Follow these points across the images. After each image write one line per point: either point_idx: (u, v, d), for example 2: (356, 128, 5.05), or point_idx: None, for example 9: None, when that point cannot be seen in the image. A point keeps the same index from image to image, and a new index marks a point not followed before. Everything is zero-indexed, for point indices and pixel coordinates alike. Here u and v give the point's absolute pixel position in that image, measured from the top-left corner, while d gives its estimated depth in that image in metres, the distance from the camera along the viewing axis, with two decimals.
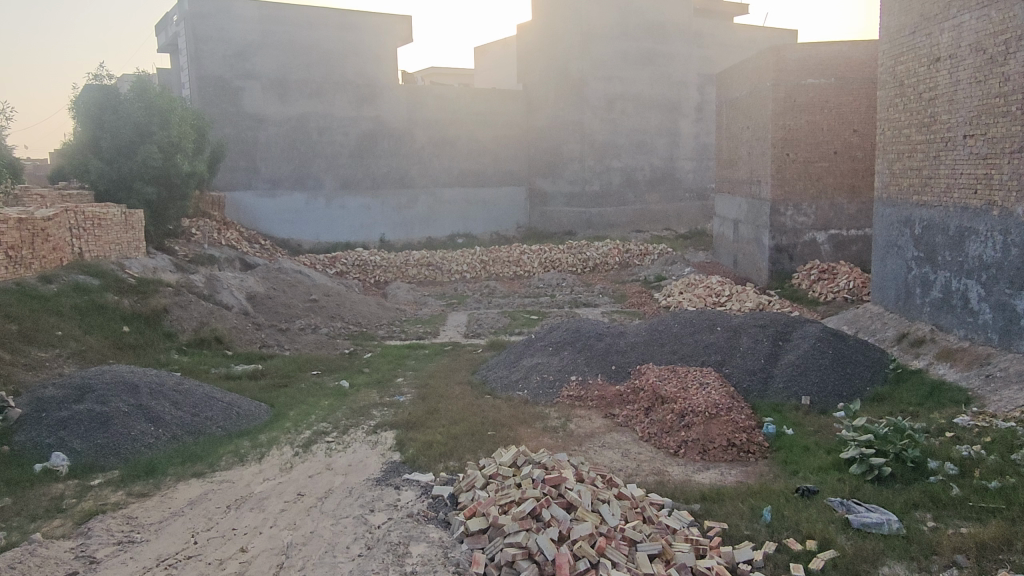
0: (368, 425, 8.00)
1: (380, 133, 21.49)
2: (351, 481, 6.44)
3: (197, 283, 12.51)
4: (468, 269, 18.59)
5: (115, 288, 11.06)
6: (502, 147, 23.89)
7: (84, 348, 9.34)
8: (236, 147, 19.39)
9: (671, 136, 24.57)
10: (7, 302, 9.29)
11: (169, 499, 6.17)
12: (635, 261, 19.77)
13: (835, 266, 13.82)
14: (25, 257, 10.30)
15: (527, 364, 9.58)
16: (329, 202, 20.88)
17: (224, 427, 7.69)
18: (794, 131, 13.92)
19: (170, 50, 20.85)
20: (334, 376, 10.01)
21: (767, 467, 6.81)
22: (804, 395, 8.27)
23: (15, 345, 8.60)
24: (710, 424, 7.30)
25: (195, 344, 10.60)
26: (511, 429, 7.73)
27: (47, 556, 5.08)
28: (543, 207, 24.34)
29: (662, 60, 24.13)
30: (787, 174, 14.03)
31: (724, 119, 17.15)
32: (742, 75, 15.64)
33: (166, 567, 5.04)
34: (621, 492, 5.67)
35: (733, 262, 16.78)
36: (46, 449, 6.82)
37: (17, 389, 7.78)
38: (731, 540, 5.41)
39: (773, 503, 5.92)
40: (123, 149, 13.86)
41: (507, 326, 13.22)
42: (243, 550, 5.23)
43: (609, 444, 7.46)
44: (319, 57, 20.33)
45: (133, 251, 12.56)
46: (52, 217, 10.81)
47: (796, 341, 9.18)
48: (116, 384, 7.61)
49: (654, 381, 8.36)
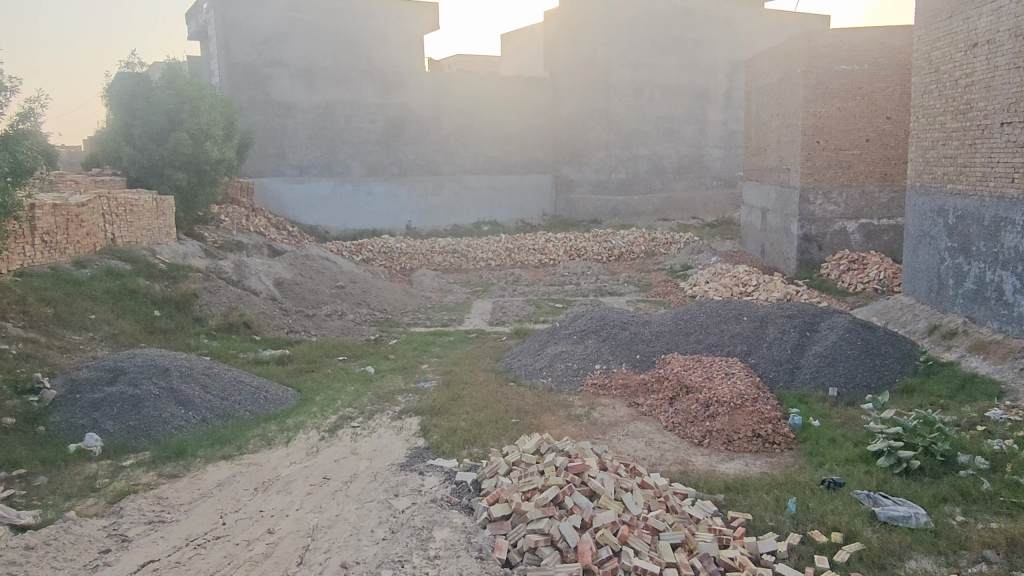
0: (393, 410, 8.06)
1: (406, 120, 21.53)
2: (375, 466, 6.51)
3: (227, 269, 12.67)
4: (493, 257, 18.61)
5: (146, 273, 11.27)
6: (529, 134, 23.88)
7: (117, 331, 9.54)
8: (265, 134, 19.61)
9: (699, 124, 24.21)
10: (43, 286, 9.50)
11: (198, 480, 6.29)
12: (661, 249, 19.60)
13: (865, 256, 13.61)
14: (60, 242, 10.49)
15: (551, 352, 9.58)
16: (356, 188, 20.97)
17: (252, 411, 7.81)
18: (825, 119, 13.69)
19: (199, 37, 21.05)
20: (360, 363, 10.12)
21: (792, 459, 6.76)
22: (832, 386, 8.18)
23: (49, 328, 8.82)
24: (735, 415, 7.26)
25: (224, 329, 10.75)
26: (536, 417, 7.74)
27: (81, 534, 5.22)
28: (568, 194, 24.28)
29: (691, 46, 23.71)
30: (817, 162, 13.81)
31: (754, 109, 16.93)
32: (773, 63, 15.41)
33: (195, 546, 5.14)
34: (644, 481, 5.67)
35: (761, 251, 16.57)
36: (80, 430, 6.98)
37: (52, 371, 7.95)
38: (754, 530, 5.39)
39: (799, 494, 5.87)
40: (154, 137, 14.10)
41: (532, 314, 13.23)
42: (270, 532, 5.32)
43: (633, 433, 7.43)
44: (346, 43, 20.40)
45: (164, 237, 12.77)
46: (86, 203, 11.01)
47: (824, 331, 9.03)
48: (147, 367, 7.75)
49: (679, 371, 8.30)
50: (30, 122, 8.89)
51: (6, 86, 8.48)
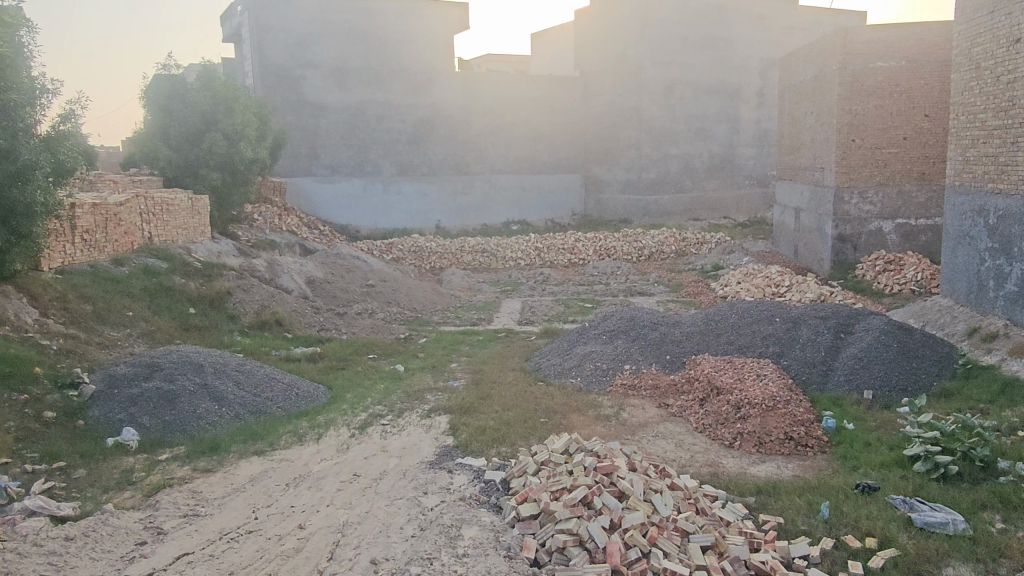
0: (422, 409, 8.09)
1: (436, 120, 21.65)
2: (405, 463, 6.55)
3: (260, 267, 12.86)
4: (522, 256, 18.62)
5: (182, 271, 11.47)
6: (559, 133, 23.83)
7: (153, 328, 9.73)
8: (298, 134, 19.86)
9: (731, 122, 23.95)
10: (83, 283, 9.72)
11: (232, 475, 6.39)
12: (692, 250, 19.42)
13: (902, 256, 13.36)
14: (100, 240, 10.73)
15: (580, 352, 9.54)
16: (386, 187, 21.13)
17: (284, 408, 7.91)
18: (861, 116, 13.45)
19: (233, 40, 21.39)
20: (390, 361, 10.20)
21: (825, 462, 6.66)
22: (866, 389, 8.04)
23: (89, 325, 9.04)
24: (767, 417, 7.17)
25: (256, 327, 10.90)
26: (565, 417, 7.72)
27: (118, 526, 5.34)
28: (598, 194, 24.15)
29: (723, 44, 23.46)
30: (852, 161, 13.56)
31: (787, 107, 16.70)
32: (807, 60, 15.17)
33: (229, 540, 5.22)
34: (674, 482, 5.62)
35: (794, 251, 16.33)
36: (118, 424, 7.13)
37: (91, 366, 8.14)
38: (786, 534, 5.32)
39: (832, 499, 5.78)
40: (189, 137, 14.37)
41: (561, 314, 13.20)
42: (301, 527, 5.38)
43: (663, 434, 7.38)
44: (378, 44, 20.56)
45: (199, 236, 13.00)
46: (124, 202, 11.24)
47: (859, 333, 8.87)
48: (182, 364, 7.88)
49: (709, 372, 8.22)
50: (71, 123, 9.11)
51: (49, 88, 8.70)
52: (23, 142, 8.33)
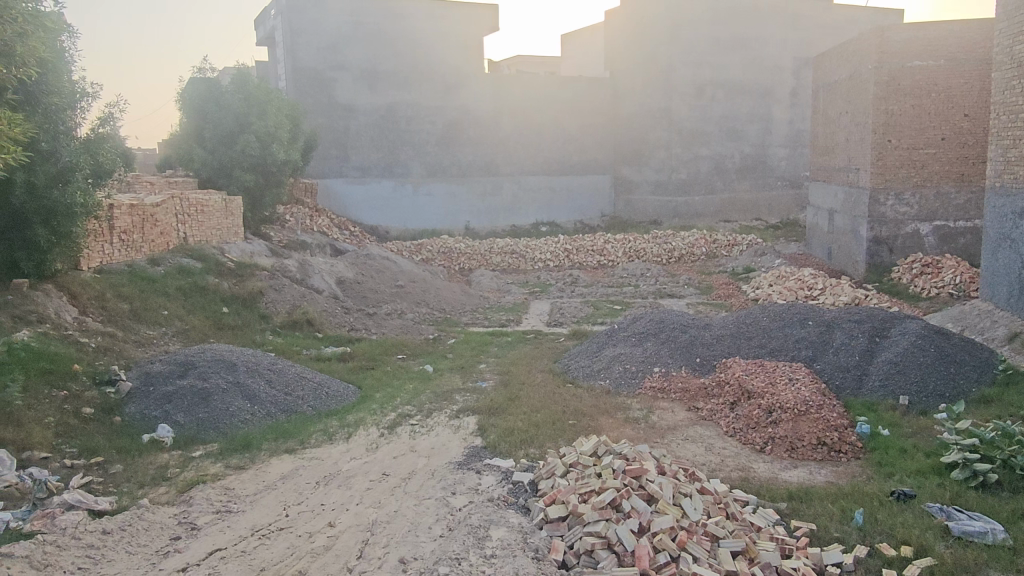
0: (451, 409, 8.13)
1: (466, 121, 21.73)
2: (433, 464, 6.57)
3: (292, 267, 13.02)
4: (551, 258, 18.57)
5: (216, 271, 11.66)
6: (588, 134, 23.77)
7: (188, 327, 9.90)
8: (329, 136, 20.07)
9: (763, 123, 23.66)
10: (120, 282, 9.93)
11: (263, 473, 6.47)
12: (723, 252, 19.24)
13: (940, 259, 13.10)
14: (137, 241, 10.95)
15: (608, 355, 9.50)
16: (416, 188, 21.28)
17: (314, 406, 8.00)
18: (898, 116, 13.19)
19: (267, 43, 21.68)
20: (419, 361, 10.26)
21: (859, 468, 6.54)
22: (902, 395, 7.88)
23: (126, 323, 9.23)
24: (800, 422, 7.07)
25: (288, 326, 11.03)
26: (593, 419, 7.70)
27: (154, 521, 5.45)
28: (627, 195, 24.03)
29: (756, 44, 23.19)
30: (888, 162, 13.30)
31: (821, 107, 16.45)
32: (842, 59, 14.92)
33: (261, 536, 5.29)
34: (704, 486, 5.56)
35: (828, 254, 16.09)
36: (153, 421, 7.26)
37: (128, 363, 8.30)
38: (819, 541, 5.24)
39: (866, 506, 5.68)
40: (223, 139, 14.60)
41: (590, 316, 13.16)
42: (331, 525, 5.43)
43: (693, 437, 7.32)
44: (408, 46, 20.69)
45: (232, 236, 13.20)
46: (160, 203, 11.47)
47: (894, 338, 8.71)
48: (216, 362, 8.01)
49: (740, 375, 8.12)
50: (110, 126, 9.33)
51: (89, 92, 8.92)
52: (63, 144, 8.55)
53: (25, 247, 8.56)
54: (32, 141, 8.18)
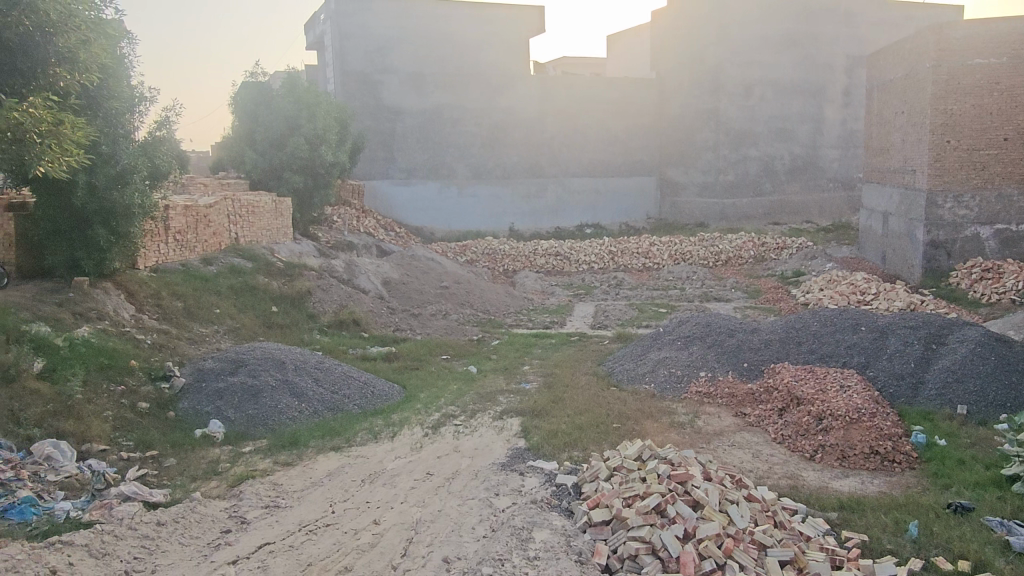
0: (494, 411, 8.14)
1: (511, 123, 21.80)
2: (477, 464, 6.60)
3: (339, 267, 13.23)
4: (596, 260, 18.49)
5: (266, 270, 11.92)
6: (634, 136, 23.62)
7: (238, 325, 10.14)
8: (376, 138, 20.32)
9: (815, 123, 23.14)
10: (174, 281, 10.22)
11: (310, 469, 6.59)
12: (772, 255, 18.88)
13: (1001, 265, 12.70)
14: (191, 241, 11.26)
15: (653, 358, 9.41)
16: (461, 190, 21.44)
17: (360, 405, 8.10)
18: (957, 116, 12.81)
19: (316, 47, 22.02)
20: (463, 362, 10.31)
21: (914, 479, 6.35)
22: (960, 404, 7.63)
23: (180, 321, 9.48)
24: (851, 429, 6.89)
25: (335, 326, 11.21)
26: (637, 423, 7.63)
27: (205, 514, 5.59)
28: (673, 197, 23.85)
29: (807, 42, 22.70)
30: (947, 164, 12.89)
31: (875, 107, 16.01)
32: (898, 57, 14.51)
33: (307, 531, 5.38)
34: (751, 494, 5.47)
35: (882, 258, 15.66)
36: (205, 416, 7.45)
37: (181, 360, 8.52)
38: (871, 553, 5.10)
39: (921, 518, 5.51)
40: (274, 142, 14.93)
41: (635, 318, 13.07)
42: (376, 523, 5.49)
43: (739, 444, 7.19)
44: (454, 49, 20.84)
45: (282, 237, 13.48)
46: (213, 205, 11.77)
47: (952, 345, 8.43)
48: (265, 360, 8.18)
49: (789, 381, 7.95)
50: (166, 129, 9.62)
51: (147, 96, 9.21)
52: (123, 147, 8.83)
53: (86, 246, 8.88)
54: (94, 143, 8.49)
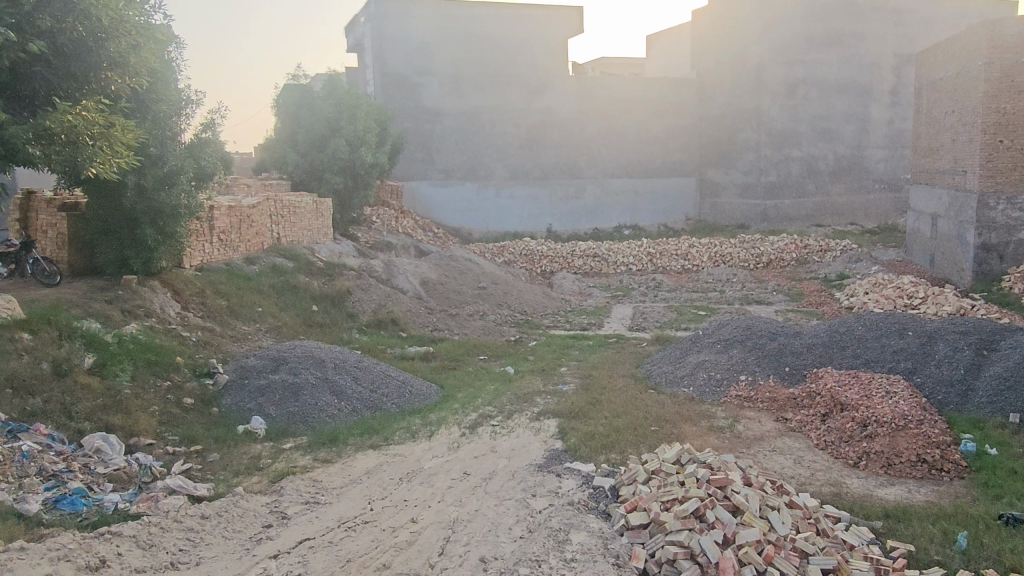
0: (531, 412, 8.14)
1: (550, 124, 21.79)
2: (513, 465, 6.61)
3: (378, 267, 13.37)
4: (634, 261, 18.38)
5: (307, 270, 12.10)
6: (673, 136, 23.43)
7: (280, 324, 10.31)
8: (415, 139, 20.48)
9: (860, 123, 22.63)
10: (218, 280, 10.43)
11: (349, 467, 6.66)
12: (815, 257, 18.53)
13: None
14: (234, 240, 11.48)
15: (692, 361, 9.30)
16: (499, 191, 21.49)
17: (398, 405, 8.16)
18: (1011, 115, 12.46)
19: (356, 49, 22.26)
20: (501, 362, 10.34)
21: (963, 489, 6.17)
22: (1012, 412, 7.39)
23: (224, 319, 9.68)
24: (897, 436, 6.72)
25: (374, 325, 11.33)
26: (676, 426, 7.55)
27: (248, 509, 5.69)
28: (714, 198, 23.69)
29: (853, 40, 22.21)
30: (999, 164, 12.54)
31: (923, 106, 15.62)
32: (948, 55, 14.12)
33: (346, 528, 5.45)
34: (793, 500, 5.37)
35: (930, 261, 15.26)
36: (247, 413, 7.59)
37: (224, 357, 8.69)
38: (917, 564, 4.97)
39: (971, 528, 5.35)
40: (316, 143, 15.16)
41: (674, 321, 12.95)
42: (413, 520, 5.53)
43: (781, 449, 7.07)
44: (493, 50, 20.90)
45: (322, 237, 13.67)
46: (256, 205, 11.99)
47: (1004, 351, 8.18)
48: (305, 358, 8.30)
49: (832, 386, 7.78)
50: (212, 131, 9.84)
51: (193, 99, 9.43)
52: (170, 149, 9.07)
53: (134, 246, 9.12)
54: (143, 145, 8.72)
